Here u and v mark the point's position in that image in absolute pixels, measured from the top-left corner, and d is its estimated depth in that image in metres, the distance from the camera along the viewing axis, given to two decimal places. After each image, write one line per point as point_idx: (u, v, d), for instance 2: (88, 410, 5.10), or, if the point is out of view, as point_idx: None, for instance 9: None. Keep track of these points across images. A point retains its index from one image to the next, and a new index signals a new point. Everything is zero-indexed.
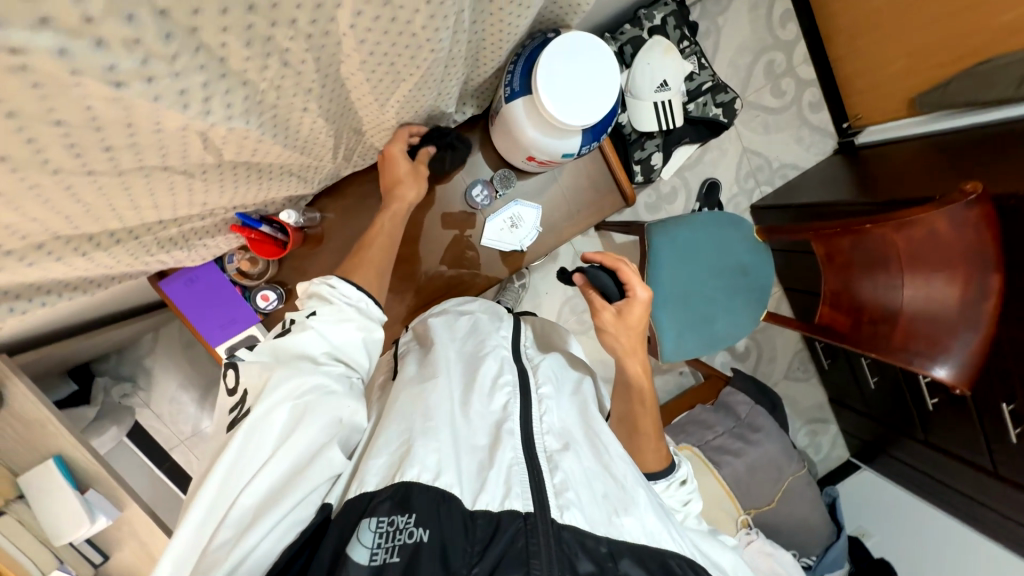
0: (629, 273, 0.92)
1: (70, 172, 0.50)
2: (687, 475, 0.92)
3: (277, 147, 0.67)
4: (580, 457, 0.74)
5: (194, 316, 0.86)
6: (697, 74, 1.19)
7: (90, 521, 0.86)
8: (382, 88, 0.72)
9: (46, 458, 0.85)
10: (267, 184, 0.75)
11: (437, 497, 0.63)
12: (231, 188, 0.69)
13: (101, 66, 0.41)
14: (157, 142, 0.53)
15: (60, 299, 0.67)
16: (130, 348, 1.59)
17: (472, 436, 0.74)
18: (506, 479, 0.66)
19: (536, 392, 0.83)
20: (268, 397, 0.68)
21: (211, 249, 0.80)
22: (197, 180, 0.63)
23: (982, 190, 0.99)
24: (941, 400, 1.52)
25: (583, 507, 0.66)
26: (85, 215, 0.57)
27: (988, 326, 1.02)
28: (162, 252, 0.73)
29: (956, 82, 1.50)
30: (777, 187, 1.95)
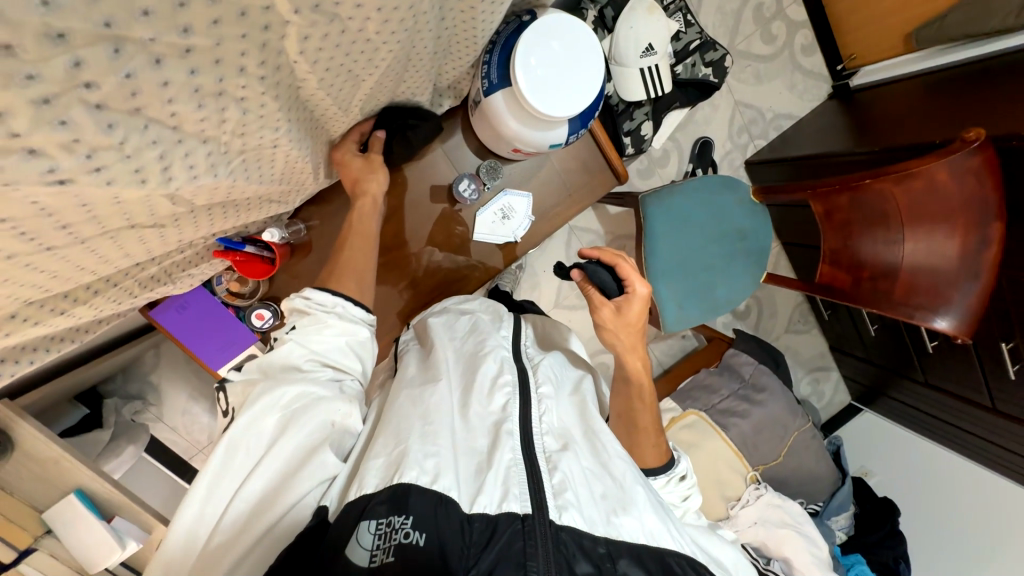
0: (629, 268, 0.91)
1: (26, 255, 0.48)
2: (684, 471, 0.93)
3: (253, 185, 0.65)
4: (577, 456, 0.76)
5: (190, 342, 0.85)
6: (685, 33, 1.13)
7: (122, 546, 0.89)
8: (344, 92, 0.67)
9: (67, 492, 0.87)
10: (246, 216, 0.73)
11: (432, 496, 0.63)
12: (211, 221, 0.66)
13: (39, 172, 0.41)
14: (120, 212, 0.52)
15: (48, 354, 0.65)
16: (134, 367, 1.59)
17: (472, 437, 0.75)
18: (502, 480, 0.67)
19: (532, 387, 0.84)
20: (251, 408, 0.71)
21: (196, 277, 0.78)
22: (171, 229, 0.61)
23: (985, 137, 0.95)
24: (940, 343, 1.54)
25: (581, 509, 0.67)
26: (56, 279, 0.54)
27: (988, 274, 1.02)
28: (147, 291, 0.71)
29: (954, 14, 1.41)
30: (771, 140, 1.89)
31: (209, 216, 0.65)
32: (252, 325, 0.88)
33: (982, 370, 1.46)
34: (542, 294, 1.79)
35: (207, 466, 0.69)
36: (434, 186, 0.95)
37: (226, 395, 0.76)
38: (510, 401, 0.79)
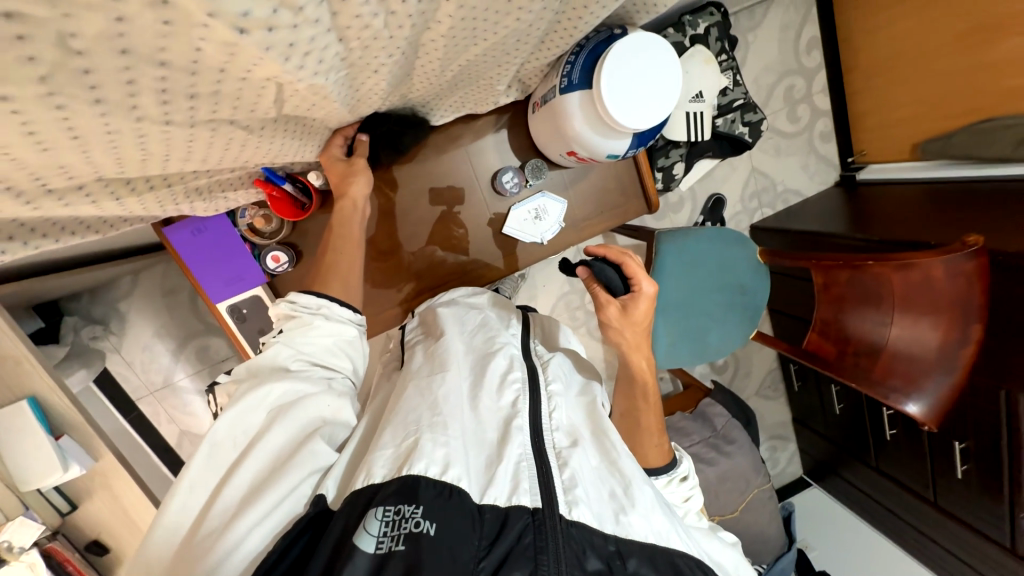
0: (635, 267, 0.91)
1: (150, 121, 0.47)
2: (686, 471, 0.94)
3: (333, 106, 0.59)
4: (586, 455, 0.75)
5: (197, 269, 0.83)
6: (731, 90, 1.19)
7: (63, 468, 0.81)
8: (447, 59, 0.62)
9: (20, 398, 0.80)
10: (297, 152, 0.72)
11: (437, 489, 0.62)
12: (277, 143, 0.65)
13: (235, 10, 0.37)
14: (236, 92, 0.49)
15: (73, 239, 0.62)
16: (105, 289, 1.50)
17: (479, 434, 0.73)
18: (513, 476, 0.67)
19: (545, 392, 0.82)
20: (236, 406, 0.69)
21: (230, 202, 0.76)
22: (254, 136, 0.59)
23: (982, 244, 1.03)
24: (898, 432, 1.62)
25: (590, 504, 0.67)
26: (119, 163, 0.52)
27: (961, 371, 1.08)
28: (186, 203, 0.68)
29: (959, 137, 1.57)
30: (777, 211, 1.99)
31: (271, 142, 0.63)
32: (265, 266, 0.87)
33: (931, 464, 1.54)
34: (537, 307, 1.80)
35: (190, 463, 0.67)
36: (479, 173, 0.97)
37: (217, 398, 0.77)
38: (519, 398, 0.79)
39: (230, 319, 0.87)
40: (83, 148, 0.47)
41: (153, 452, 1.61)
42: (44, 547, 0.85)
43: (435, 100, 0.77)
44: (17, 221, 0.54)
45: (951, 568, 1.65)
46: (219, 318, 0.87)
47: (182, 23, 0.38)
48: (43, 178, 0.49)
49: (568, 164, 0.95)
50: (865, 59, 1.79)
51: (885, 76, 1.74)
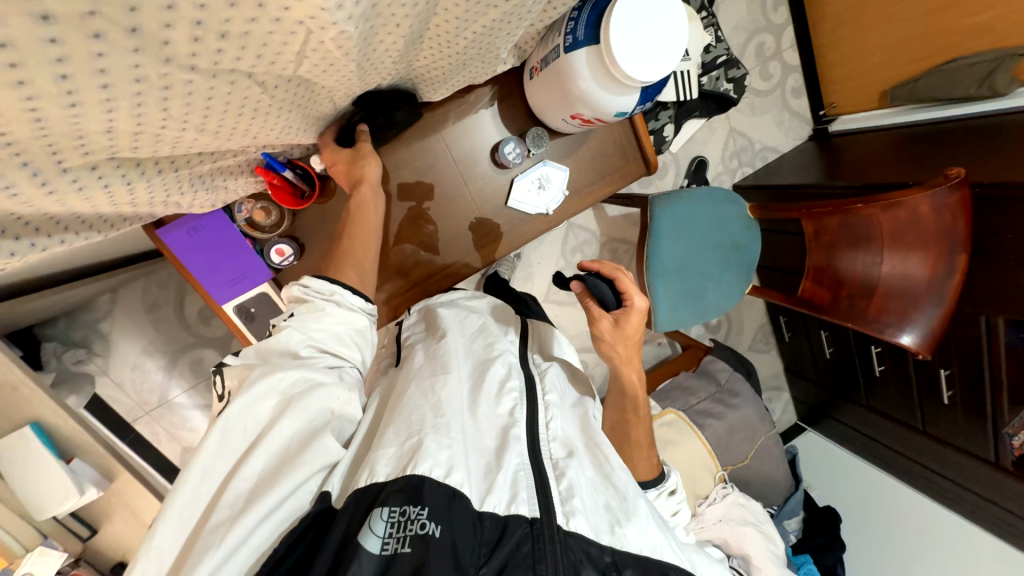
0: (627, 282, 0.90)
1: (178, 66, 0.44)
2: (674, 488, 0.94)
3: (350, 68, 0.58)
4: (580, 465, 0.75)
5: (199, 269, 0.80)
6: (714, 46, 1.20)
7: (79, 493, 0.79)
8: (461, 25, 0.61)
9: (20, 426, 0.75)
10: (297, 131, 0.69)
11: (439, 491, 0.62)
12: (282, 113, 0.61)
13: None
14: (266, 37, 0.46)
15: (77, 238, 0.58)
16: (82, 311, 1.42)
17: (479, 442, 0.72)
18: (513, 480, 0.67)
19: (541, 396, 0.83)
20: (247, 393, 0.65)
21: (231, 192, 0.73)
22: (267, 96, 0.56)
23: (964, 177, 1.09)
24: (887, 369, 1.70)
25: (587, 515, 0.67)
26: (132, 132, 0.48)
27: (951, 300, 1.14)
28: (190, 191, 0.65)
29: (926, 78, 1.61)
30: (756, 168, 2.04)
31: (278, 113, 0.61)
32: (269, 261, 0.84)
33: (918, 396, 1.64)
34: (533, 286, 1.80)
35: (199, 447, 0.64)
36: (476, 147, 0.95)
37: (221, 379, 0.71)
38: (519, 406, 0.78)
39: (238, 319, 0.84)
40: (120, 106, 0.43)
41: (157, 472, 1.56)
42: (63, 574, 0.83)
43: (437, 80, 0.75)
44: (24, 216, 0.50)
45: (941, 489, 1.77)
46: (226, 320, 0.83)
47: None
48: (57, 146, 0.44)
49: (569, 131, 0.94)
50: (832, 9, 1.83)
51: (852, 26, 1.79)
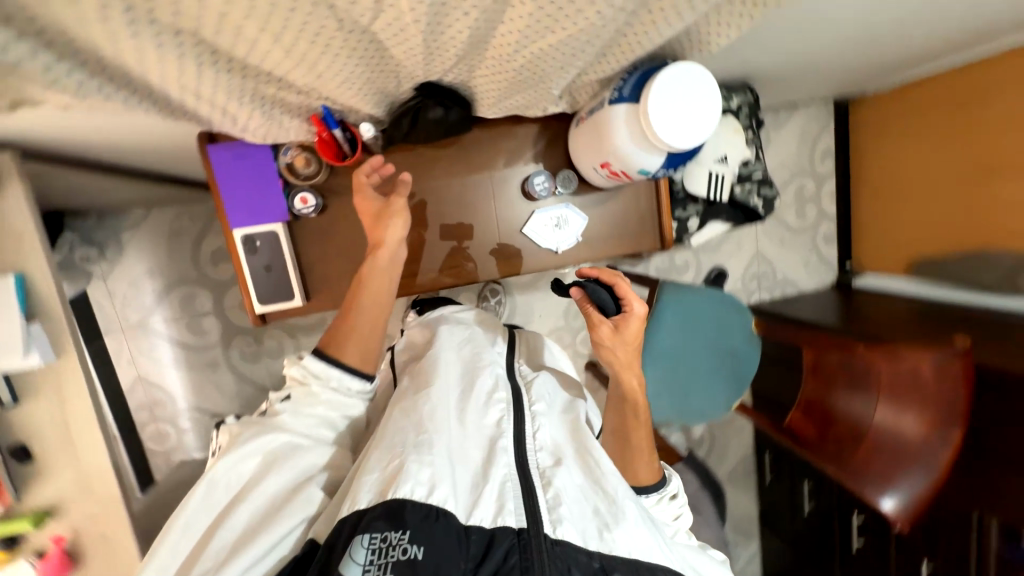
0: (626, 288, 0.90)
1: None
2: (677, 493, 0.90)
3: (416, 52, 0.65)
4: (568, 470, 0.71)
5: (228, 192, 0.87)
6: (753, 162, 1.28)
7: (21, 354, 0.78)
8: (515, 48, 0.66)
9: (7, 273, 0.80)
10: (344, 91, 0.73)
11: (422, 510, 0.61)
12: (335, 69, 0.66)
13: None
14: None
15: (136, 104, 0.66)
16: (113, 215, 1.52)
17: (462, 452, 0.71)
18: (500, 495, 0.65)
19: (523, 403, 0.81)
20: (234, 451, 0.72)
21: (281, 130, 0.80)
22: (325, 47, 0.61)
23: (968, 349, 1.06)
24: (866, 543, 1.57)
25: (576, 521, 0.64)
26: (215, 33, 0.55)
27: (940, 472, 1.06)
28: (234, 105, 0.70)
29: (955, 261, 1.67)
30: (774, 297, 2.07)
31: (341, 72, 0.68)
32: (291, 206, 0.90)
33: None
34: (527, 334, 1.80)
35: (186, 503, 0.68)
36: (513, 168, 1.02)
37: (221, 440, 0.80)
38: (505, 418, 0.77)
39: (242, 247, 0.89)
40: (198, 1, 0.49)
41: (103, 390, 1.53)
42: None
43: (488, 89, 0.80)
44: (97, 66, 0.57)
45: None
46: (231, 244, 0.88)
47: None
48: (157, 23, 0.52)
49: (599, 182, 0.98)
50: (872, 176, 1.95)
51: (890, 196, 1.90)
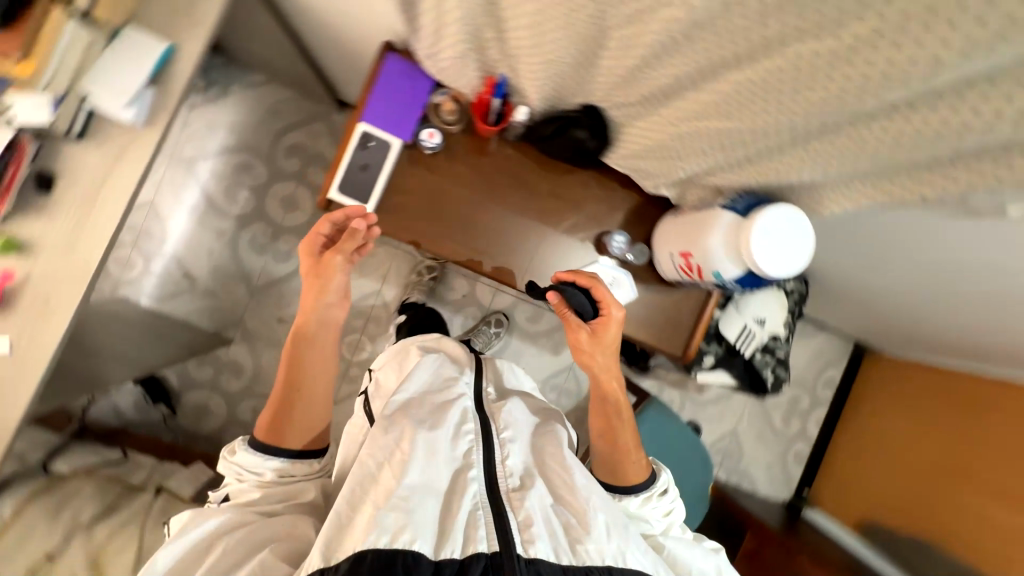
0: (604, 290, 0.90)
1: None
2: (667, 488, 0.89)
3: (597, 80, 0.73)
4: (540, 493, 0.72)
5: (378, 91, 0.92)
6: (780, 341, 1.37)
7: (125, 103, 0.80)
8: (675, 122, 0.73)
9: (165, 39, 0.84)
10: (515, 71, 0.80)
11: (396, 557, 0.60)
12: (523, 53, 0.73)
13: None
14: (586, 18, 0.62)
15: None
16: (237, 69, 1.63)
17: (426, 486, 0.69)
18: (472, 522, 0.66)
19: (494, 431, 0.80)
20: (171, 542, 0.67)
21: (446, 73, 0.87)
22: (531, 38, 0.69)
23: None
24: None
25: (549, 539, 0.66)
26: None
27: None
28: (427, 28, 0.77)
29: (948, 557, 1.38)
30: None
31: (524, 69, 0.77)
32: (417, 133, 0.94)
33: None
34: None
35: None
36: (602, 219, 1.04)
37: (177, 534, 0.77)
38: (475, 446, 0.76)
39: (355, 139, 0.92)
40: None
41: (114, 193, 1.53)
42: (12, 138, 0.79)
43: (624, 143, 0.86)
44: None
45: None
46: (349, 130, 0.92)
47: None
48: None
49: (667, 272, 1.00)
50: (871, 424, 1.77)
51: (877, 441, 1.72)
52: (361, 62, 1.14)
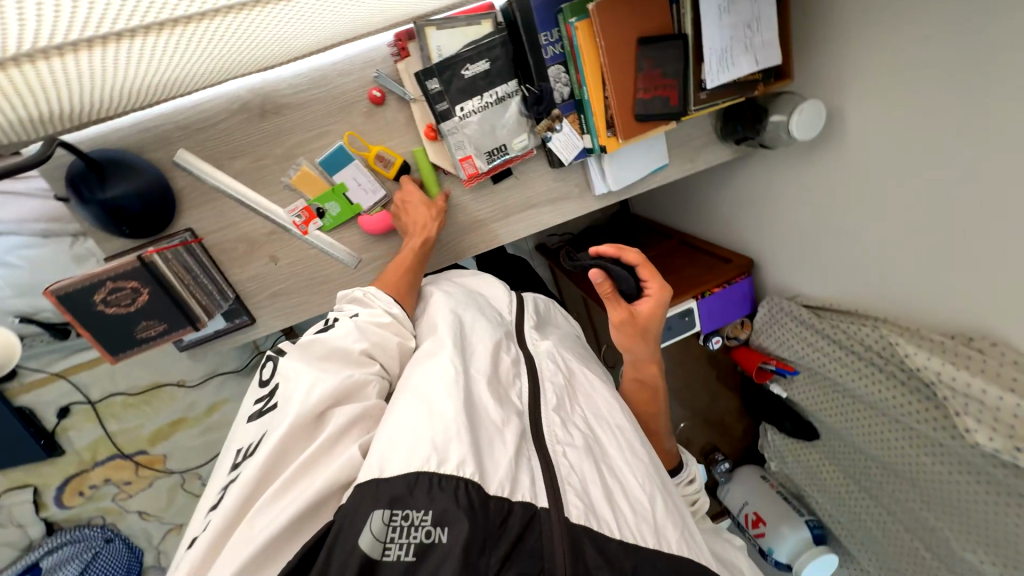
0: (646, 269, 0.62)
1: (890, 419, 0.87)
2: (696, 477, 0.71)
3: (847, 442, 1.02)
4: (578, 454, 0.51)
5: (719, 292, 1.10)
6: None
7: (605, 186, 0.83)
8: (851, 489, 1.06)
9: (666, 156, 0.86)
10: (817, 384, 1.03)
11: (450, 487, 0.43)
12: (838, 397, 0.98)
13: (948, 509, 0.83)
14: (885, 452, 0.91)
15: (840, 314, 0.91)
16: None
17: (472, 408, 0.51)
18: (520, 462, 0.49)
19: (540, 380, 0.60)
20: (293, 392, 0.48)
21: (770, 327, 1.09)
22: (855, 407, 0.95)
23: None
24: None
25: (592, 499, 0.48)
26: (870, 373, 0.86)
27: None
28: (826, 320, 0.93)
29: None
30: None
31: (820, 393, 1.03)
32: (709, 333, 1.15)
33: None
34: None
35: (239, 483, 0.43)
36: (723, 445, 1.36)
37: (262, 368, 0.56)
38: (522, 389, 0.59)
39: (681, 305, 1.07)
40: (894, 406, 0.83)
41: None
42: (531, 147, 0.76)
43: (800, 448, 1.17)
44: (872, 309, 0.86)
45: None
46: (683, 297, 1.07)
47: (947, 496, 0.81)
48: (881, 360, 0.82)
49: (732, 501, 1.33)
50: None
51: None
52: (695, 208, 1.25)
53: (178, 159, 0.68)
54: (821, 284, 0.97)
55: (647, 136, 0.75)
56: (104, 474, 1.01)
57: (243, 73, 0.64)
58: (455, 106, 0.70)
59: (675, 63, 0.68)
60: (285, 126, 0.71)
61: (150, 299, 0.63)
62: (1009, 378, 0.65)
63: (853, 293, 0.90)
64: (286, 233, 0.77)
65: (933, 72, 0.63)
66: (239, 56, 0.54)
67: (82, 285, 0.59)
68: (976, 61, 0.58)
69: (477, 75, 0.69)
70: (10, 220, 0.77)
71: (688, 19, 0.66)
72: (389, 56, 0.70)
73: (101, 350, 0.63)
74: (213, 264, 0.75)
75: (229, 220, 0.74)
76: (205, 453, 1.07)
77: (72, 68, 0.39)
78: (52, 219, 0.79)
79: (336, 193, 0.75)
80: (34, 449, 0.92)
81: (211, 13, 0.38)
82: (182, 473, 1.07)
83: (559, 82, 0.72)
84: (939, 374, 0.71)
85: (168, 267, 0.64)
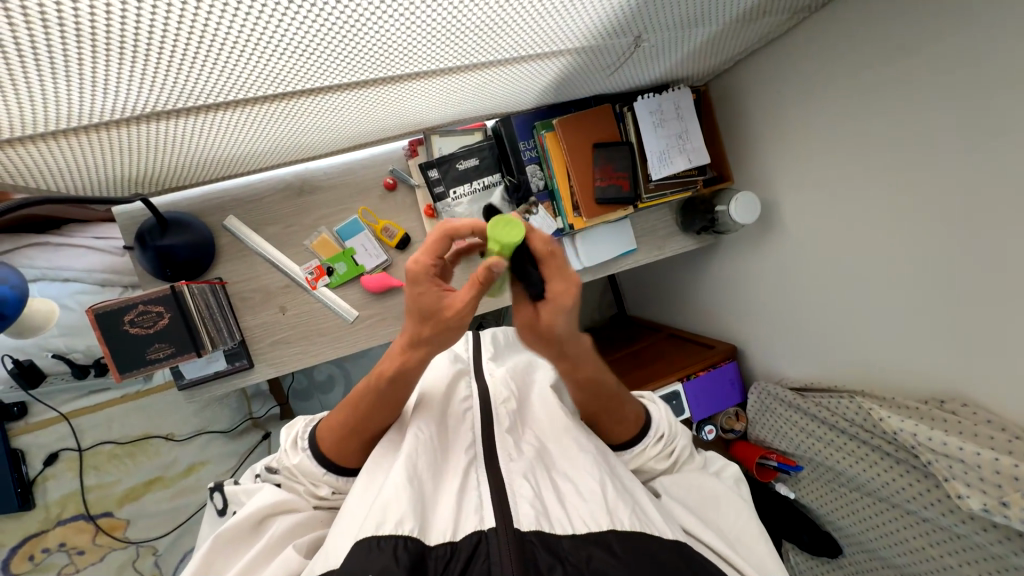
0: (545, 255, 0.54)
1: (901, 511, 0.79)
2: (668, 434, 0.66)
3: (867, 555, 0.90)
4: (531, 466, 0.57)
5: (705, 376, 1.10)
6: None
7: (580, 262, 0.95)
8: None
9: (633, 241, 0.98)
10: (818, 481, 0.96)
11: (389, 546, 0.46)
12: (840, 496, 0.91)
13: None
14: (911, 559, 0.79)
15: (813, 393, 0.93)
16: None
17: (417, 451, 0.56)
18: (465, 501, 0.53)
19: (493, 404, 0.65)
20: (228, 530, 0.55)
21: (762, 417, 1.06)
22: (861, 501, 0.87)
23: None
24: None
25: (541, 503, 0.52)
26: (863, 457, 0.82)
27: None
28: (806, 398, 0.93)
29: None
30: None
31: (823, 492, 0.95)
32: (701, 423, 1.10)
33: None
34: None
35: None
36: None
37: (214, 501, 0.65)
38: (472, 419, 0.64)
39: (668, 387, 1.06)
40: (896, 492, 0.77)
41: None
42: None
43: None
44: (847, 385, 0.87)
45: None
46: (668, 379, 1.07)
47: None
48: (870, 438, 0.79)
49: None
50: None
51: None
52: (678, 302, 1.34)
53: (228, 224, 0.85)
54: (801, 364, 0.98)
55: (610, 218, 0.90)
56: (61, 537, 0.96)
57: (291, 161, 0.84)
58: (450, 190, 0.88)
59: (625, 162, 0.86)
60: (314, 202, 0.89)
61: (169, 323, 0.73)
62: (987, 438, 0.64)
63: (830, 370, 0.91)
64: (298, 286, 0.89)
65: (838, 163, 0.77)
66: (293, 140, 0.74)
67: (117, 307, 0.70)
68: (865, 151, 0.72)
69: (469, 168, 0.88)
70: (80, 269, 0.92)
71: (632, 131, 0.86)
72: (403, 155, 0.91)
73: (113, 369, 0.72)
74: (229, 309, 0.86)
75: (253, 272, 0.88)
76: (170, 524, 1.02)
77: (180, 123, 0.58)
78: (113, 271, 0.95)
79: (345, 256, 0.90)
80: (8, 497, 0.92)
81: (277, 96, 0.57)
82: (139, 545, 1.00)
83: (535, 176, 0.90)
84: (915, 437, 0.70)
85: (192, 297, 0.75)
